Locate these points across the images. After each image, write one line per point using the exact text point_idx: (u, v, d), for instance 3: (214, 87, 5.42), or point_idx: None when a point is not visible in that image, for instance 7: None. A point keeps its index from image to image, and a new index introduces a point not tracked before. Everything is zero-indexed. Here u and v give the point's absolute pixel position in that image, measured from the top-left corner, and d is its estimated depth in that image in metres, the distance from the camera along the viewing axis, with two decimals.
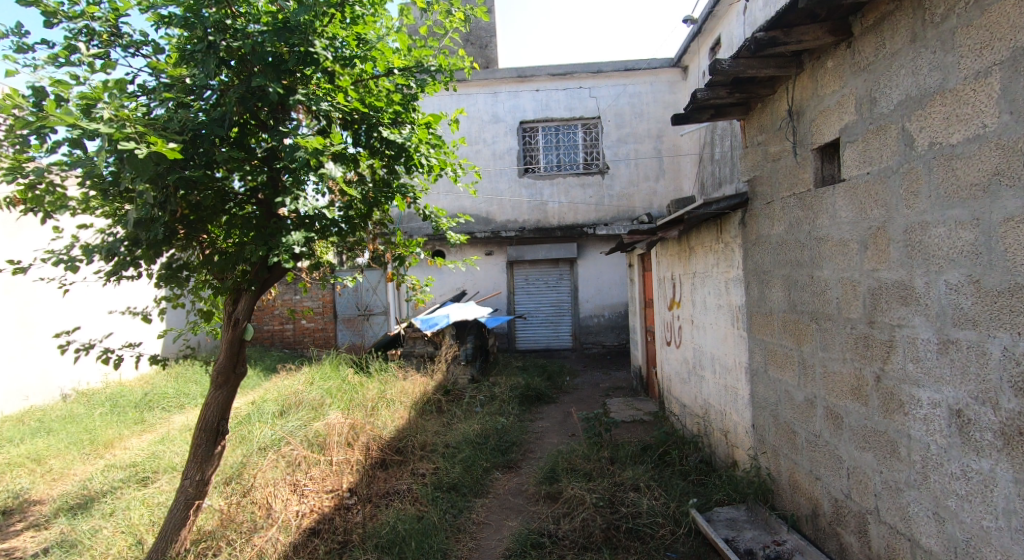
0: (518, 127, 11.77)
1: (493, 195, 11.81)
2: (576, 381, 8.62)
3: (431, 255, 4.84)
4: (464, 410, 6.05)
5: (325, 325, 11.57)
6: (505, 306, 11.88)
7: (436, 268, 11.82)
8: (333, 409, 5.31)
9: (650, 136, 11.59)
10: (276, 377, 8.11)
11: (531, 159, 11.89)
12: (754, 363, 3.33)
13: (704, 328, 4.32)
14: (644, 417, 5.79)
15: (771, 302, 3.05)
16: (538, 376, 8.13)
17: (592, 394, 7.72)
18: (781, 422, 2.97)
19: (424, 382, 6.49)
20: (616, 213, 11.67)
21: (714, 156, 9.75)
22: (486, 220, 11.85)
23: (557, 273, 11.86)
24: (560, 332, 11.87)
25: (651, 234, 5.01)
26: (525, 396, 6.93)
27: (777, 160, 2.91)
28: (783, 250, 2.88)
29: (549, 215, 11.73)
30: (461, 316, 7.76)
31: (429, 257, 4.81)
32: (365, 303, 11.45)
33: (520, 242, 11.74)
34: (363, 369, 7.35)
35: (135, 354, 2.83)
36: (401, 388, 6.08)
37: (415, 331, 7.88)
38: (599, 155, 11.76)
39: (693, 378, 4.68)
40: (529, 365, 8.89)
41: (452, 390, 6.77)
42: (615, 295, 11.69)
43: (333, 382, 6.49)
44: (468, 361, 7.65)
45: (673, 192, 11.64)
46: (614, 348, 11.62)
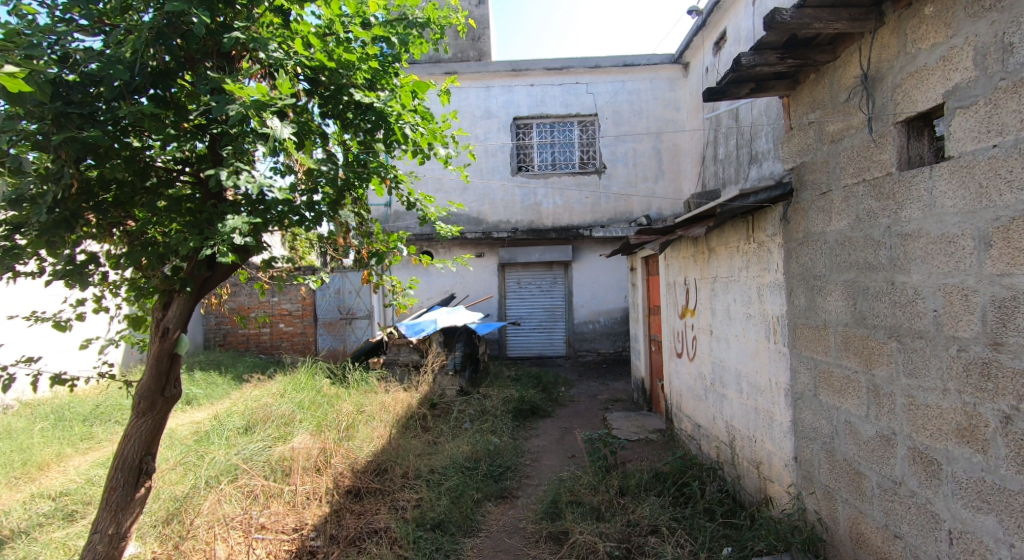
0: (511, 124, 11.24)
1: (485, 194, 11.29)
2: (572, 392, 8.07)
3: (419, 256, 4.27)
4: (451, 428, 5.49)
5: (304, 329, 10.95)
6: (496, 311, 11.32)
7: (424, 269, 11.23)
8: (304, 427, 4.71)
9: (649, 135, 11.14)
10: (245, 386, 7.45)
11: (524, 157, 11.38)
12: (799, 386, 2.81)
13: (728, 340, 3.81)
14: (651, 436, 5.26)
15: (826, 313, 2.54)
16: (532, 386, 7.58)
17: (590, 408, 7.19)
18: (839, 460, 2.45)
19: (408, 396, 5.94)
20: (613, 215, 11.18)
21: (718, 155, 9.29)
22: (476, 221, 11.30)
23: (551, 277, 11.33)
24: (553, 338, 11.33)
25: (664, 234, 4.49)
26: (519, 410, 6.38)
27: (838, 140, 2.40)
28: (845, 250, 2.36)
29: (542, 216, 11.22)
30: (450, 321, 7.19)
31: (418, 257, 4.24)
32: (347, 305, 10.77)
33: (512, 244, 11.19)
34: (342, 379, 6.74)
35: (32, 373, 2.16)
36: (382, 403, 5.50)
37: (399, 338, 7.29)
38: (596, 154, 11.27)
39: (711, 396, 4.17)
40: (522, 375, 8.34)
41: (438, 403, 6.19)
42: (612, 300, 11.19)
43: (306, 394, 5.87)
44: (456, 371, 7.07)
45: (673, 194, 11.19)
46: (609, 356, 11.11)
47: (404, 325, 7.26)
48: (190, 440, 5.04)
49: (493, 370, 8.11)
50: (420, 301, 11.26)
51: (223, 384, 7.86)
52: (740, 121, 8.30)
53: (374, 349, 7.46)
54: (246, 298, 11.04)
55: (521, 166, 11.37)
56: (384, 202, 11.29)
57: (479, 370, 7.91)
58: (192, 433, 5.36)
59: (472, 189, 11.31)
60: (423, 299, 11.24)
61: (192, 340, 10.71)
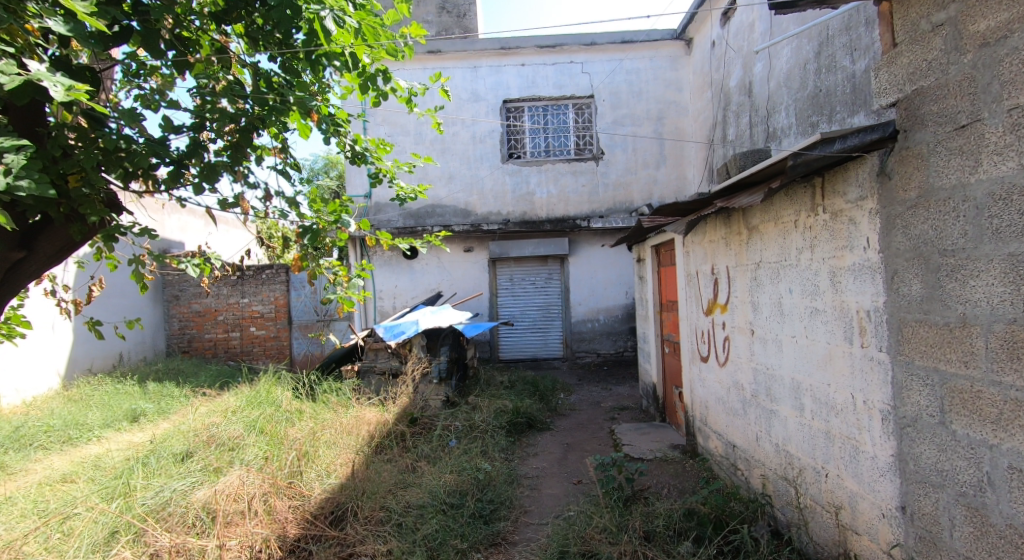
0: (501, 107, 10.42)
1: (473, 183, 10.48)
2: (572, 400, 7.25)
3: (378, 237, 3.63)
4: (434, 449, 4.66)
5: (278, 332, 10.06)
6: (487, 311, 10.44)
7: (408, 266, 10.37)
8: (249, 461, 3.85)
9: (650, 118, 10.35)
10: (201, 400, 6.55)
11: (516, 143, 10.57)
12: (909, 408, 1.99)
13: (778, 342, 3.02)
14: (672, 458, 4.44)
15: (969, 305, 1.70)
16: (527, 395, 6.74)
17: (594, 418, 6.37)
18: (995, 526, 1.62)
19: (381, 416, 5.09)
20: (611, 205, 10.39)
21: (728, 137, 8.53)
22: (464, 212, 10.46)
23: (546, 272, 10.49)
24: (549, 339, 10.49)
25: (690, 210, 3.63)
26: (514, 424, 5.55)
27: (999, 40, 1.56)
28: (1014, 208, 1.53)
29: (535, 207, 10.43)
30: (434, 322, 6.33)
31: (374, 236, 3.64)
32: (325, 308, 10.08)
33: (503, 237, 10.33)
34: (309, 393, 5.89)
35: None
36: (344, 426, 4.72)
37: (376, 342, 6.42)
38: (592, 139, 10.47)
39: (754, 410, 3.39)
40: (517, 381, 7.50)
41: (420, 418, 5.32)
42: (612, 297, 10.38)
43: (262, 411, 5.02)
44: (442, 379, 6.21)
45: (676, 181, 10.42)
46: (610, 358, 10.30)
47: (382, 326, 6.39)
48: (115, 471, 4.16)
49: (484, 376, 7.27)
50: (405, 301, 10.38)
51: (180, 397, 6.96)
52: (754, 96, 7.53)
53: (349, 355, 6.58)
54: (213, 300, 10.10)
55: (512, 153, 10.55)
56: (364, 193, 10.42)
57: (467, 377, 7.06)
58: (121, 461, 4.48)
59: (459, 178, 10.49)
60: (407, 298, 10.38)
61: (153, 346, 9.75)
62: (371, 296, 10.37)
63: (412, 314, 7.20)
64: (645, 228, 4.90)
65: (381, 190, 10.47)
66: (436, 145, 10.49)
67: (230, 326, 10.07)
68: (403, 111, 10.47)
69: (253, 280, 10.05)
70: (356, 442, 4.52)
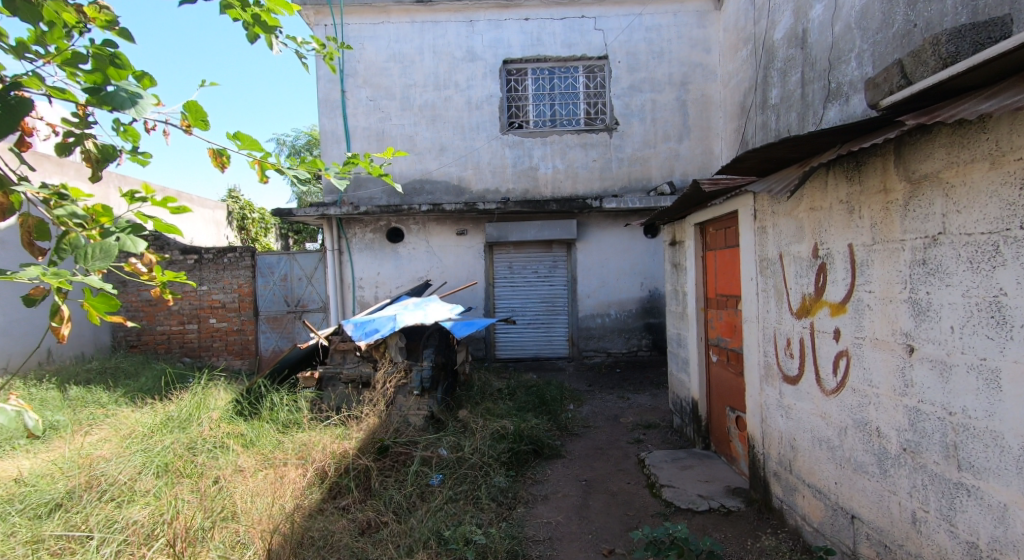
0: (501, 68, 9.08)
1: (467, 155, 9.16)
2: (585, 413, 5.99)
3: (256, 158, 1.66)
4: (408, 501, 3.41)
5: (241, 325, 8.96)
6: (483, 304, 9.14)
7: (392, 251, 9.07)
8: (105, 549, 2.54)
9: (671, 84, 9.08)
10: (121, 411, 5.24)
11: (517, 111, 9.25)
12: None
13: (987, 372, 1.74)
14: (751, 530, 3.15)
15: None
16: (531, 409, 5.47)
17: (614, 439, 5.12)
18: None
19: (333, 447, 3.81)
20: (626, 182, 9.13)
21: (769, 101, 7.27)
22: (457, 190, 9.17)
23: (551, 259, 9.18)
24: (552, 336, 9.21)
25: (809, 164, 2.37)
26: (516, 452, 4.30)
27: None
28: None
29: (539, 184, 9.16)
30: (412, 318, 5.07)
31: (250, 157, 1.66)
32: (296, 296, 9.09)
33: (501, 219, 9.01)
34: (254, 409, 4.64)
35: None
36: (280, 477, 3.42)
37: (344, 342, 5.14)
38: (605, 106, 9.18)
39: (905, 474, 2.12)
40: (518, 390, 6.26)
41: (392, 448, 3.97)
42: (625, 288, 9.09)
43: (176, 441, 3.73)
44: (425, 390, 4.96)
45: (700, 156, 9.15)
46: (621, 358, 9.04)
47: (352, 322, 5.21)
48: None
49: (477, 384, 6.01)
50: (388, 291, 9.08)
51: (103, 402, 5.70)
52: (809, 47, 6.25)
53: (309, 358, 5.27)
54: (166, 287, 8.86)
55: (513, 122, 9.24)
56: None
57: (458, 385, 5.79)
58: None
59: (451, 150, 9.16)
60: (391, 288, 9.09)
61: (92, 340, 8.42)
62: (349, 285, 9.06)
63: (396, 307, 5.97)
64: (700, 194, 3.61)
65: (362, 163, 9.13)
66: (426, 111, 9.14)
67: (187, 317, 8.88)
68: (388, 71, 9.10)
69: (213, 265, 8.94)
70: (289, 493, 3.24)
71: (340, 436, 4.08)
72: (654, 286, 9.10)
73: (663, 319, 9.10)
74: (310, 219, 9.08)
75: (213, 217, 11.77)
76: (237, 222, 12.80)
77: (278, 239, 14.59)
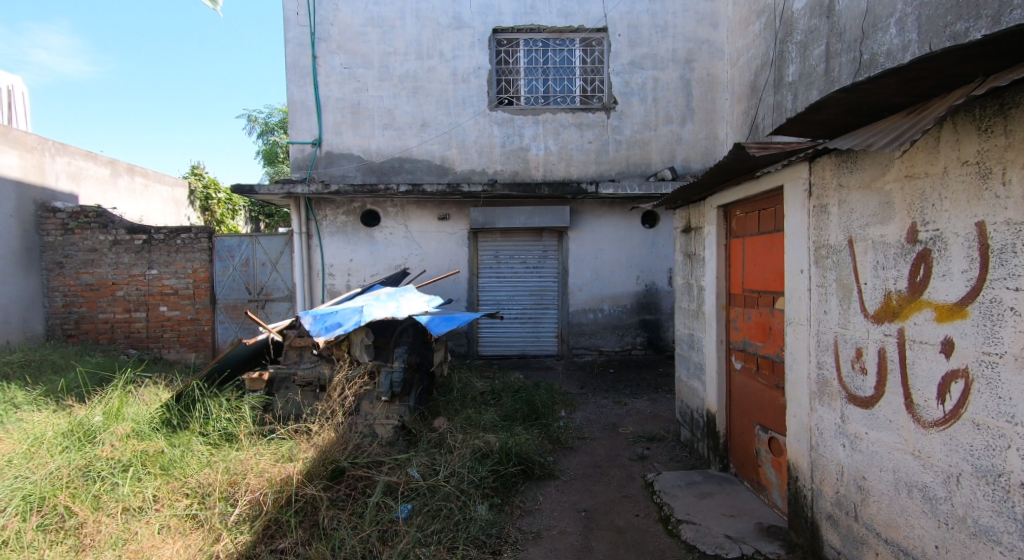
0: (490, 37, 8.28)
1: (451, 132, 8.36)
2: (579, 422, 5.30)
3: None
4: (363, 547, 2.67)
5: (195, 314, 8.07)
6: (465, 296, 8.39)
7: (367, 236, 8.27)
8: None
9: (675, 61, 8.38)
10: (27, 413, 4.39)
11: (508, 85, 8.46)
12: None
13: None
14: None
15: None
16: (518, 418, 4.77)
17: (614, 455, 4.44)
18: None
19: (265, 471, 3.06)
20: (624, 167, 8.43)
21: (785, 78, 6.62)
22: (440, 170, 8.37)
23: (540, 248, 8.45)
24: (540, 332, 8.50)
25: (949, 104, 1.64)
26: (503, 475, 3.58)
27: None
28: None
29: (530, 166, 8.41)
30: (378, 313, 4.31)
31: None
32: (258, 283, 8.22)
33: (488, 203, 8.25)
34: (185, 418, 3.84)
35: None
36: (183, 533, 2.68)
37: (300, 338, 4.40)
38: (603, 84, 8.44)
39: None
40: (502, 395, 5.55)
41: (350, 470, 3.23)
42: (620, 282, 8.42)
43: (65, 466, 2.98)
44: (395, 395, 4.25)
45: (704, 141, 8.50)
46: (614, 357, 8.40)
47: (311, 314, 4.49)
48: None
49: (457, 387, 5.27)
50: (362, 279, 8.28)
51: (13, 401, 4.85)
52: (837, 15, 5.60)
53: (255, 359, 4.45)
54: (110, 270, 7.95)
55: (503, 97, 8.46)
56: (313, 140, 8.23)
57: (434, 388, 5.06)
58: None
59: (434, 126, 8.35)
60: (366, 276, 8.29)
61: (22, 328, 7.48)
62: (318, 272, 8.24)
63: (369, 297, 5.23)
64: (740, 161, 2.89)
65: (335, 137, 8.26)
66: (407, 82, 8.29)
67: (135, 304, 7.99)
68: (365, 36, 8.22)
69: (164, 246, 8.01)
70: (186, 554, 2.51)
71: (281, 457, 3.31)
72: (651, 281, 8.44)
73: (660, 316, 8.45)
74: (275, 198, 8.21)
75: (171, 195, 10.77)
76: (200, 202, 11.84)
77: (248, 222, 13.58)
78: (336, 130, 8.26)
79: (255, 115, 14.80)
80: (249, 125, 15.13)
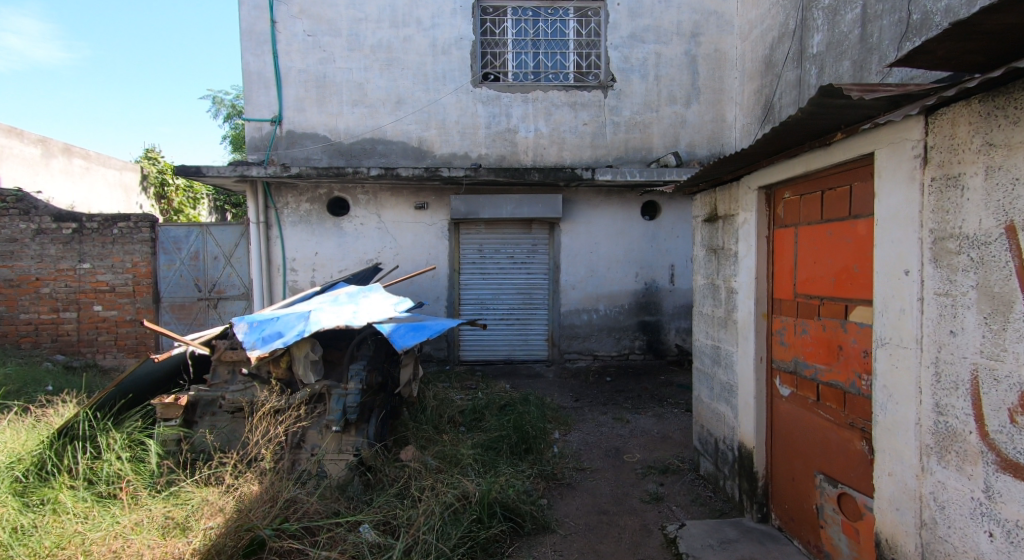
0: (473, 3, 7.36)
1: (430, 111, 7.44)
2: (575, 447, 4.47)
3: None
4: None
5: (135, 314, 7.09)
6: (446, 295, 7.51)
7: (335, 227, 7.35)
8: None
9: (679, 34, 7.56)
10: None
11: (493, 59, 7.56)
12: None
13: None
14: None
15: None
16: (503, 448, 3.92)
17: (621, 494, 3.62)
18: None
19: (143, 550, 2.21)
20: (622, 152, 7.60)
21: (808, 49, 5.85)
22: (417, 153, 7.45)
23: (530, 241, 7.59)
24: (529, 335, 7.67)
25: None
26: (485, 539, 2.73)
27: None
28: None
29: (517, 150, 7.54)
30: (327, 323, 3.42)
31: None
32: (209, 279, 7.25)
33: (471, 191, 7.36)
34: (65, 462, 2.92)
35: None
36: None
37: (232, 351, 3.50)
38: (600, 59, 7.58)
39: None
40: (485, 415, 4.69)
41: (274, 544, 2.36)
42: (618, 279, 7.61)
43: None
44: (350, 424, 3.40)
45: (710, 124, 7.70)
46: (610, 362, 7.61)
47: (248, 321, 3.60)
48: None
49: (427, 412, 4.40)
50: (328, 275, 7.37)
51: None
52: None
53: (169, 380, 3.53)
54: (34, 264, 6.95)
55: (488, 73, 7.56)
56: (272, 117, 7.25)
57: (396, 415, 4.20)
58: None
59: (411, 103, 7.42)
60: (333, 271, 7.37)
61: None
62: (278, 268, 7.32)
63: (329, 299, 4.33)
64: (823, 112, 2.06)
65: (297, 114, 7.29)
66: (379, 53, 7.35)
67: (64, 303, 6.99)
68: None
69: (97, 237, 7.02)
70: None
71: (168, 525, 2.45)
72: (651, 278, 7.65)
73: (660, 317, 7.67)
74: (229, 183, 7.23)
75: (120, 180, 9.71)
76: (154, 188, 10.79)
77: (211, 212, 12.47)
78: (298, 107, 7.29)
79: (221, 97, 13.68)
80: (214, 107, 14.00)
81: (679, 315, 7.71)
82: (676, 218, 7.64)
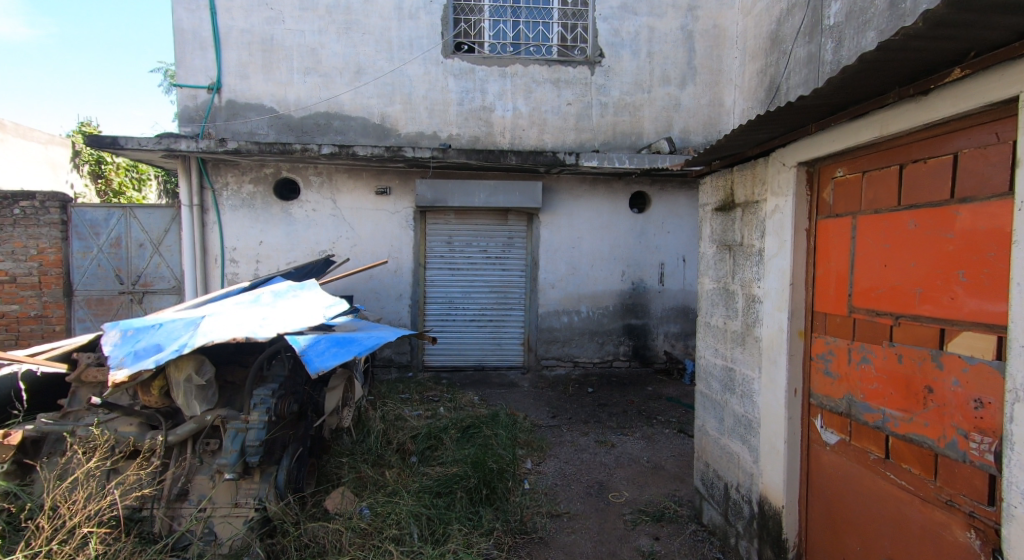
0: None
1: (394, 83, 6.55)
2: (550, 483, 3.69)
3: None
4: None
5: (42, 309, 6.10)
6: (409, 292, 6.64)
7: (282, 212, 6.42)
8: None
9: (675, 7, 6.79)
10: None
11: (467, 27, 6.69)
12: None
13: None
14: None
15: None
16: (458, 494, 3.07)
17: (605, 554, 2.85)
18: None
19: None
20: (609, 136, 6.82)
21: (824, 21, 5.19)
22: (378, 131, 6.56)
23: (505, 234, 6.77)
24: (503, 338, 6.87)
25: None
26: None
27: None
28: None
29: (493, 131, 6.71)
30: (215, 336, 2.51)
31: None
32: (133, 270, 6.27)
33: (439, 175, 6.50)
34: None
35: None
36: None
37: (99, 369, 2.65)
38: (587, 31, 6.77)
39: None
40: (442, 443, 3.84)
41: None
42: (602, 278, 6.84)
43: None
44: (251, 469, 2.56)
45: (707, 108, 6.96)
46: (592, 370, 6.87)
47: (120, 327, 2.71)
48: None
49: (366, 444, 3.55)
50: (273, 268, 6.45)
51: None
52: None
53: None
54: None
55: (461, 43, 6.69)
56: (209, 84, 6.27)
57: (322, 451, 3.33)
58: None
59: (372, 73, 6.51)
60: (279, 263, 6.45)
61: None
62: (216, 258, 6.38)
63: (248, 298, 3.43)
64: (957, 24, 1.29)
65: (239, 81, 6.33)
66: (336, 14, 6.41)
67: None
68: None
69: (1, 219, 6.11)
70: None
71: None
72: (639, 277, 6.90)
73: (647, 320, 6.95)
74: (157, 158, 6.24)
75: (41, 155, 8.58)
76: (88, 166, 9.63)
77: (159, 195, 11.32)
78: (240, 73, 6.33)
79: (174, 70, 12.51)
80: (166, 81, 12.80)
81: (668, 319, 7.00)
82: (667, 212, 6.90)
